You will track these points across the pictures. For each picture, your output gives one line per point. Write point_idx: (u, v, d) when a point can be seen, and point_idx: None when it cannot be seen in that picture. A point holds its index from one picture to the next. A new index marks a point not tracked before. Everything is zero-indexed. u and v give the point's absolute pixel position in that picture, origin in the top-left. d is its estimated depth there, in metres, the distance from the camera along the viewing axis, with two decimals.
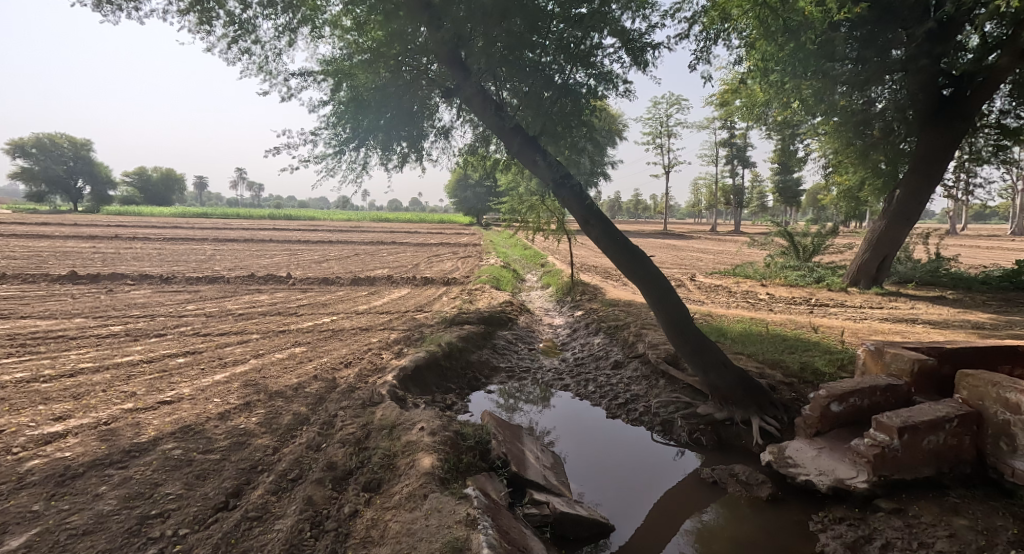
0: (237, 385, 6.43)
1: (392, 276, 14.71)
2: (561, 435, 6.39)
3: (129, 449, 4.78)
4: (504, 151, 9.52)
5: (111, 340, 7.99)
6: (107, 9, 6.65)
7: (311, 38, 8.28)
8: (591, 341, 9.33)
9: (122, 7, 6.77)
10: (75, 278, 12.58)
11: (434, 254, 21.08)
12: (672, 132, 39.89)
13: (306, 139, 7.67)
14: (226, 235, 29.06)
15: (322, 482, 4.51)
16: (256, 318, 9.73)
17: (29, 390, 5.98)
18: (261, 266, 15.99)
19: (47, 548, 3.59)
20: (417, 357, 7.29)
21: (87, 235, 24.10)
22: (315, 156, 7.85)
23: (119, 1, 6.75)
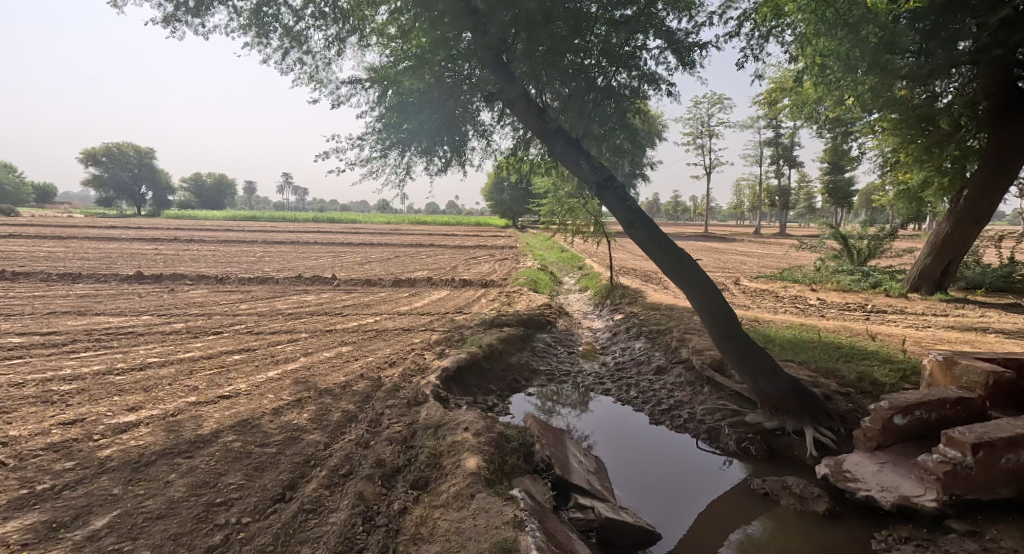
0: (289, 382, 6.69)
1: (432, 278, 14.96)
2: (604, 440, 6.34)
3: (194, 440, 5.04)
4: (543, 155, 9.55)
5: (174, 337, 8.46)
6: (176, 26, 7.07)
7: (359, 47, 8.55)
8: (632, 345, 9.21)
9: (189, 22, 7.17)
10: (141, 278, 13.34)
11: (473, 256, 21.30)
12: (714, 132, 38.86)
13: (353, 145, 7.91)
14: (274, 236, 30.32)
15: (372, 478, 4.65)
16: (305, 317, 10.11)
17: (104, 381, 6.40)
18: (309, 267, 16.55)
19: (126, 531, 3.82)
20: (459, 358, 7.40)
21: (152, 237, 25.90)
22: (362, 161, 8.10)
23: (186, 18, 7.15)
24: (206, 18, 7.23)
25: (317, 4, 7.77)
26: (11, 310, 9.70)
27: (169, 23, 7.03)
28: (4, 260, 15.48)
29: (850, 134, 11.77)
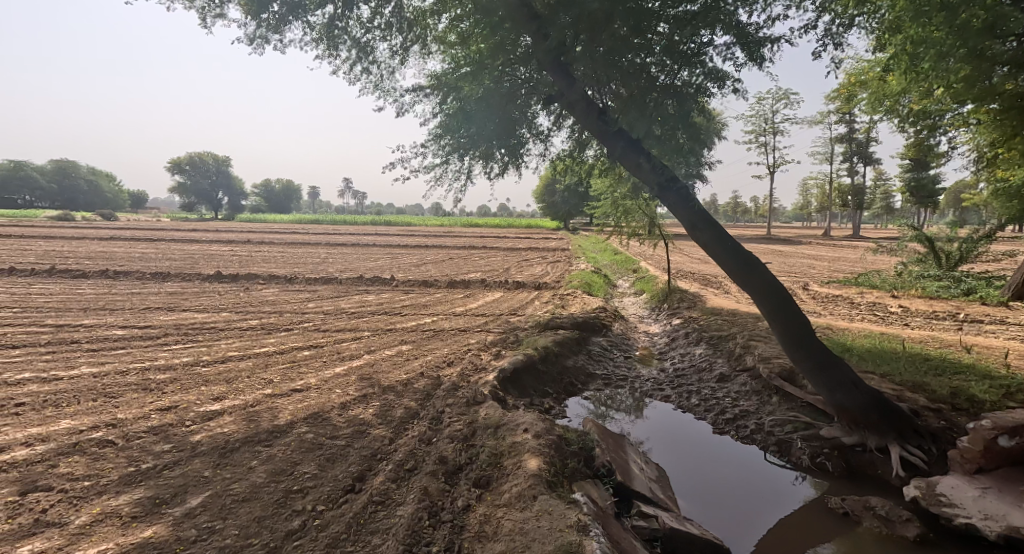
0: (353, 378, 6.95)
1: (486, 279, 15.12)
2: (664, 447, 6.16)
3: (271, 430, 5.34)
4: (601, 155, 9.45)
5: (250, 332, 9.00)
6: (257, 42, 7.53)
7: (421, 55, 8.80)
8: (692, 351, 8.92)
9: (268, 39, 7.62)
10: (220, 278, 14.27)
11: (526, 258, 21.34)
12: (780, 130, 37.03)
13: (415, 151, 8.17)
14: (337, 238, 31.79)
15: (435, 474, 4.76)
16: (367, 316, 10.47)
17: (190, 372, 6.90)
18: (369, 269, 17.15)
19: (217, 511, 4.11)
20: (515, 359, 7.42)
21: (228, 239, 27.79)
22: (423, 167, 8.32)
23: (266, 35, 7.61)
24: (283, 33, 7.66)
25: (384, 16, 8.06)
26: (111, 305, 10.65)
27: (251, 40, 7.51)
28: (105, 260, 17.03)
29: (938, 128, 10.88)
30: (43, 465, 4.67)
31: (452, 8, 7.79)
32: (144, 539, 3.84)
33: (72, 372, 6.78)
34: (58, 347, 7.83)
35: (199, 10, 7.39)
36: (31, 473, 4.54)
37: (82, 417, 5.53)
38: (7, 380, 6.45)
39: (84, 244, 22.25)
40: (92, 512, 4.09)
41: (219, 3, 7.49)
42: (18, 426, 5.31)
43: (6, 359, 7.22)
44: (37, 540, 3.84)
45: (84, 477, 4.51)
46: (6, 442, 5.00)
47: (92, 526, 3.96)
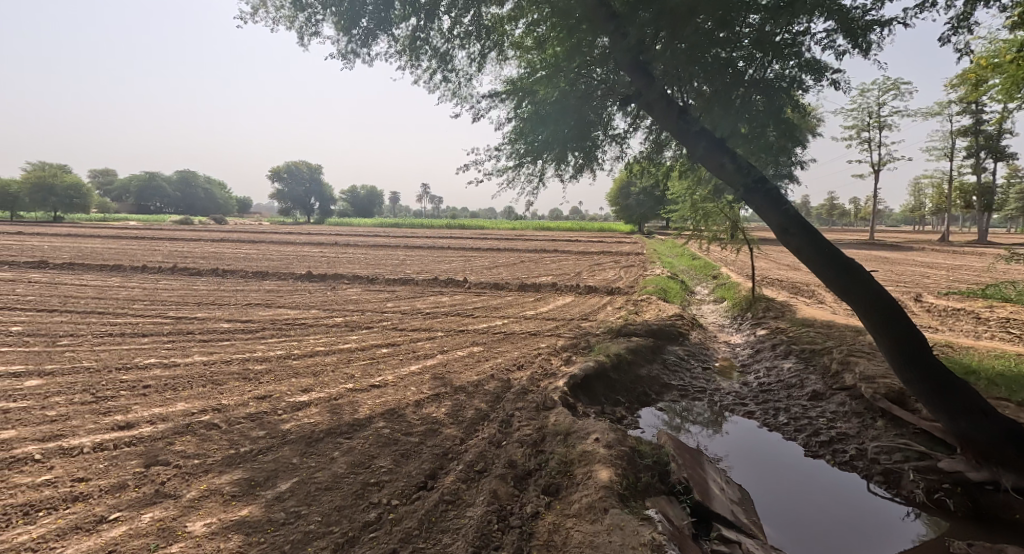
0: (427, 377, 7.09)
1: (558, 283, 14.98)
2: (747, 466, 5.75)
3: (351, 423, 5.55)
4: (680, 156, 9.06)
5: (335, 329, 9.46)
6: (347, 57, 7.92)
7: (498, 61, 8.87)
8: (781, 364, 8.28)
9: (357, 53, 7.98)
10: (310, 277, 15.19)
11: (600, 262, 20.94)
12: (886, 124, 33.86)
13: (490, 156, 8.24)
14: (415, 241, 32.99)
15: (505, 478, 4.71)
16: (441, 317, 10.68)
17: (282, 364, 7.34)
18: (445, 271, 17.57)
19: (303, 497, 4.31)
20: (586, 366, 7.23)
21: (318, 241, 29.71)
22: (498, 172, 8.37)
23: (355, 49, 7.97)
24: (370, 47, 8.00)
25: (463, 25, 8.19)
26: (218, 300, 11.64)
27: (342, 54, 7.91)
28: (213, 259, 18.71)
29: None
30: (162, 441, 5.12)
31: (529, 13, 7.76)
32: (241, 518, 4.08)
33: (185, 360, 7.45)
34: (172, 336, 8.64)
35: (296, 29, 7.89)
36: (154, 448, 4.99)
37: (193, 400, 6.03)
38: (133, 364, 7.18)
39: (197, 245, 24.62)
40: (199, 488, 4.42)
41: (314, 21, 7.97)
42: (144, 405, 5.87)
43: (133, 345, 8.06)
44: (156, 509, 4.19)
45: (194, 455, 4.90)
46: (134, 418, 5.54)
47: (200, 501, 4.27)
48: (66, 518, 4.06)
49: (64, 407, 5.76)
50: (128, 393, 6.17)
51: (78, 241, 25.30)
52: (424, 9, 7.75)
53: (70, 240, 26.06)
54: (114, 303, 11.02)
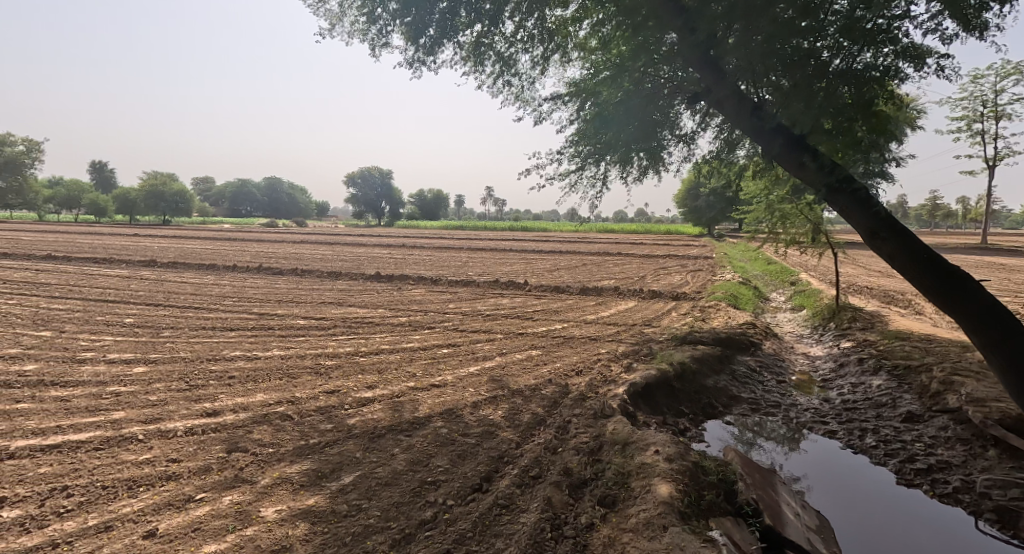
0: (486, 378, 7.04)
1: (621, 287, 14.58)
2: (826, 490, 5.23)
3: (411, 421, 5.59)
4: (754, 153, 8.52)
5: (399, 328, 9.66)
6: (415, 65, 8.06)
7: (561, 63, 8.72)
8: (868, 381, 7.54)
9: (423, 61, 8.10)
10: (378, 278, 15.70)
11: (665, 266, 20.21)
12: (999, 116, 30.48)
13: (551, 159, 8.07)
14: (479, 243, 33.48)
15: (560, 486, 4.55)
16: (501, 319, 10.66)
17: (350, 361, 7.55)
18: (506, 273, 17.59)
19: (364, 491, 4.37)
20: (648, 374, 6.91)
21: (388, 243, 30.83)
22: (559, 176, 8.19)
23: (422, 57, 8.10)
24: (436, 54, 8.09)
25: (526, 28, 8.09)
26: (295, 298, 12.25)
27: (410, 63, 8.06)
28: (291, 259, 19.79)
29: None
30: (243, 429, 5.37)
31: (593, 13, 7.54)
32: (307, 507, 4.18)
33: (265, 353, 7.85)
34: (252, 331, 9.15)
35: (368, 41, 8.13)
36: (236, 434, 5.24)
37: (267, 392, 6.30)
38: (220, 356, 7.65)
39: (278, 246, 26.26)
40: (272, 476, 4.58)
41: (384, 32, 8.17)
42: (229, 394, 6.21)
43: (219, 338, 8.60)
44: (235, 492, 4.37)
45: (269, 444, 5.09)
46: (220, 406, 5.86)
47: (272, 488, 4.42)
48: (160, 495, 4.30)
49: (163, 393, 6.19)
50: (215, 383, 6.56)
51: (177, 241, 27.75)
52: (489, 15, 7.73)
53: (171, 241, 28.75)
54: (206, 299, 11.86)
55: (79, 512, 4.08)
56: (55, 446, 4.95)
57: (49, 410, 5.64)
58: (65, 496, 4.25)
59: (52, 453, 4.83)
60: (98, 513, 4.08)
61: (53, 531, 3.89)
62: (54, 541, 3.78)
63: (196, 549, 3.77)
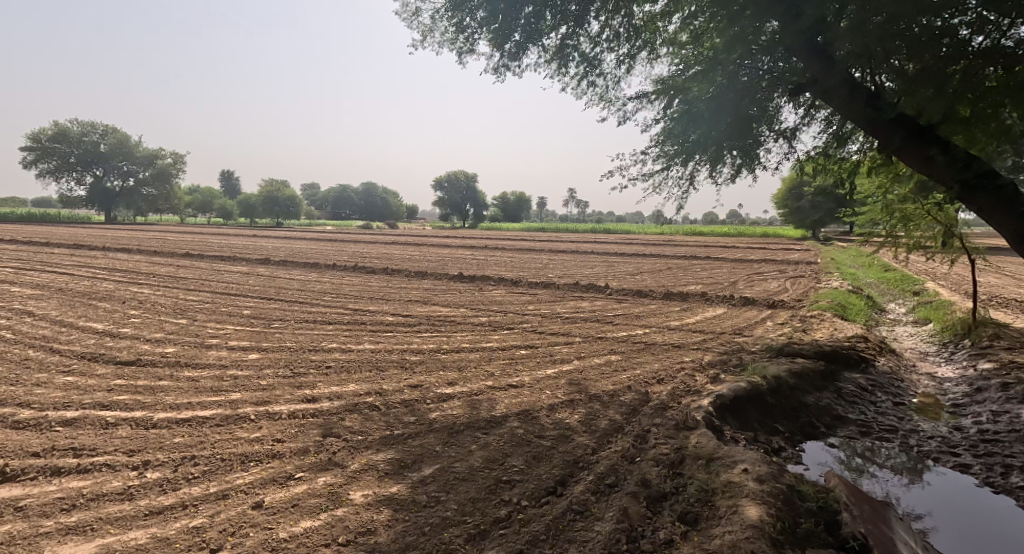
0: (563, 381, 6.90)
1: (709, 293, 13.81)
2: (953, 531, 4.55)
3: (488, 419, 5.59)
4: (869, 148, 7.70)
5: (480, 328, 9.77)
6: (500, 71, 8.10)
7: (648, 60, 8.39)
8: (1008, 411, 6.51)
9: (508, 66, 8.13)
10: (461, 278, 16.07)
11: (761, 272, 18.90)
12: None
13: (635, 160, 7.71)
14: (561, 245, 33.36)
15: (638, 497, 4.33)
16: (581, 322, 10.47)
17: (433, 357, 7.73)
18: (588, 276, 17.31)
19: (442, 484, 4.41)
20: (737, 386, 6.44)
21: (473, 244, 31.62)
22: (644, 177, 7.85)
23: (506, 61, 8.12)
24: (521, 59, 8.08)
25: (612, 26, 7.87)
26: (384, 295, 12.83)
27: (495, 69, 8.11)
28: (382, 259, 20.81)
29: None
30: (337, 416, 5.64)
31: (684, 6, 7.14)
32: (390, 494, 4.28)
33: (355, 346, 8.24)
34: (344, 325, 9.67)
35: (457, 49, 8.29)
36: (331, 421, 5.51)
37: (356, 383, 6.59)
38: (318, 347, 8.15)
39: (371, 246, 27.82)
40: (360, 462, 4.75)
41: (471, 40, 8.29)
42: (326, 383, 6.57)
43: (315, 331, 9.17)
44: (328, 474, 4.58)
45: (359, 432, 5.31)
46: (319, 393, 6.21)
47: (361, 473, 4.58)
48: (266, 471, 4.60)
49: (271, 378, 6.68)
50: (314, 371, 6.99)
51: (286, 241, 30.38)
52: (574, 16, 7.59)
53: (281, 240, 31.56)
54: (308, 294, 12.76)
55: (203, 480, 4.44)
56: (188, 420, 5.46)
57: (184, 388, 6.28)
58: (195, 464, 4.67)
59: (185, 426, 5.33)
60: (217, 482, 4.42)
61: (183, 494, 4.26)
62: (182, 503, 4.14)
63: (294, 523, 3.96)
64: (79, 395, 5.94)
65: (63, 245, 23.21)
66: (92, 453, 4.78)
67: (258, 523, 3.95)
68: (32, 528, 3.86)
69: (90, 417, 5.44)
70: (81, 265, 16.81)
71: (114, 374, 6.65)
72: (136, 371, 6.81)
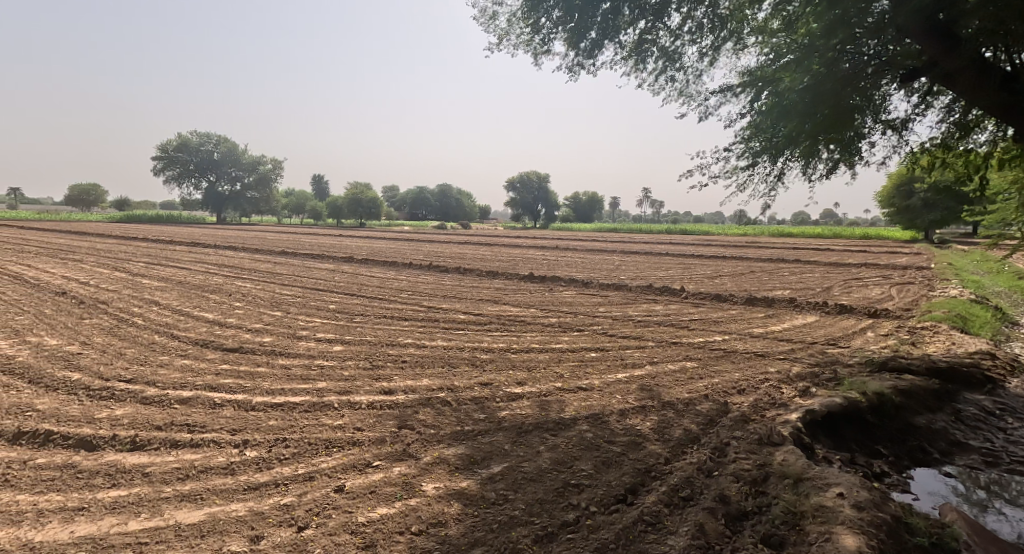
0: (635, 386, 6.65)
1: (797, 299, 12.86)
2: None
3: (557, 421, 5.48)
4: (1000, 137, 6.79)
5: (550, 329, 9.68)
6: (575, 70, 7.95)
7: (734, 52, 7.91)
8: None
9: (584, 64, 7.96)
10: (532, 278, 16.08)
11: (859, 277, 17.34)
12: None
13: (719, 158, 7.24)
14: (635, 246, 32.59)
15: (715, 513, 4.06)
16: (655, 326, 10.09)
17: (503, 357, 7.73)
18: (662, 278, 16.73)
19: (511, 482, 4.36)
20: (831, 402, 5.90)
21: (544, 244, 31.67)
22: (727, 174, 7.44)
23: (582, 59, 7.95)
24: (597, 57, 7.89)
25: (695, 17, 7.49)
26: (456, 294, 13.08)
27: (570, 68, 7.97)
28: (455, 259, 21.29)
29: None
30: (410, 409, 5.76)
31: None
32: (460, 489, 4.29)
33: (428, 343, 8.42)
34: (418, 322, 9.93)
35: (533, 50, 8.23)
36: (404, 413, 5.64)
37: (428, 378, 6.72)
38: (394, 342, 8.41)
39: (445, 246, 28.61)
40: (432, 455, 4.81)
41: (547, 40, 8.20)
42: (401, 376, 6.75)
43: (391, 326, 9.49)
44: (402, 465, 4.67)
45: (431, 425, 5.39)
46: (394, 386, 6.39)
47: (432, 466, 4.64)
48: (347, 457, 4.78)
49: (352, 370, 6.96)
50: (390, 365, 7.21)
51: (367, 240, 31.97)
52: (654, 8, 7.31)
53: (363, 240, 33.26)
54: (387, 291, 13.25)
55: (293, 461, 4.68)
56: (279, 404, 5.80)
57: (277, 374, 6.69)
58: (285, 446, 4.93)
59: (277, 410, 5.67)
60: (304, 464, 4.64)
61: (276, 473, 4.50)
62: (275, 481, 4.37)
63: (371, 509, 4.06)
64: (192, 377, 6.49)
65: (179, 243, 25.81)
66: (202, 430, 5.18)
67: (339, 506, 4.08)
68: (154, 492, 4.21)
69: (202, 397, 5.91)
70: (191, 260, 18.61)
71: (220, 359, 7.22)
72: (237, 356, 7.37)
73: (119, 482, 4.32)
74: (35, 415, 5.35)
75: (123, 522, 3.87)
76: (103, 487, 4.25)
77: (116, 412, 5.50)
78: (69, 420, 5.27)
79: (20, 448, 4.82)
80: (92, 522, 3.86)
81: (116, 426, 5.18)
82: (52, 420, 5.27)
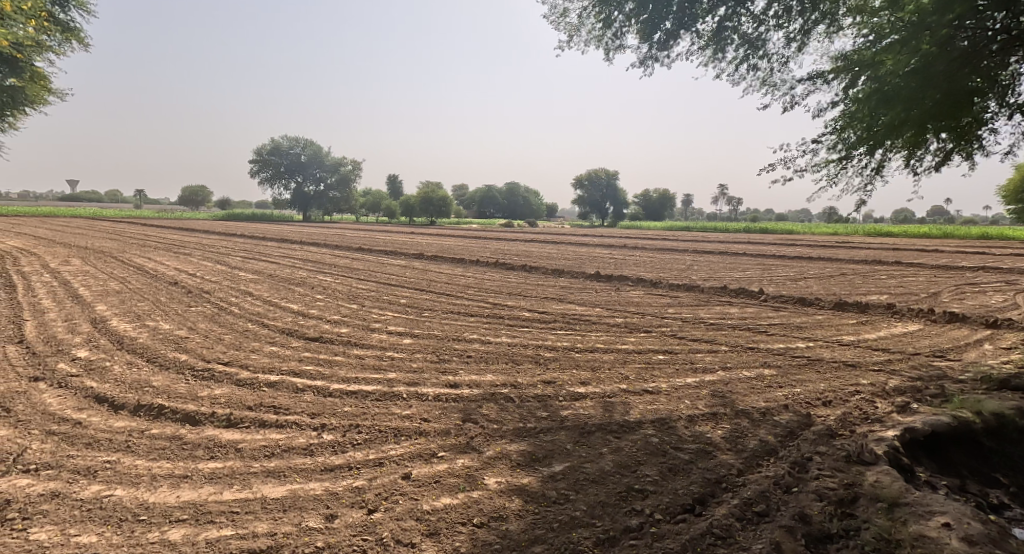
0: (705, 392, 6.27)
1: (895, 305, 11.68)
2: None
3: (622, 424, 5.26)
4: None
5: (616, 329, 9.39)
6: (648, 63, 7.63)
7: (826, 35, 7.22)
8: None
9: (657, 57, 7.61)
10: (598, 277, 15.75)
11: (972, 282, 15.52)
12: None
13: (805, 150, 7.26)
14: (709, 247, 31.08)
15: (793, 533, 3.71)
16: (730, 330, 9.53)
17: (567, 356, 7.57)
18: (737, 280, 15.84)
19: (573, 483, 4.21)
20: (937, 421, 5.24)
21: (612, 244, 30.91)
22: (814, 167, 7.34)
23: (656, 52, 7.60)
24: (672, 48, 7.51)
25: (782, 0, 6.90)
26: (522, 291, 13.04)
27: (643, 62, 7.65)
28: (522, 256, 21.28)
29: None
30: (474, 403, 5.74)
31: None
32: (522, 485, 4.19)
33: (492, 339, 8.41)
34: (482, 318, 9.95)
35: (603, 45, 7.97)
36: (468, 407, 5.63)
37: (492, 374, 6.69)
38: (460, 337, 8.46)
39: (512, 244, 28.66)
40: (495, 449, 4.75)
41: (619, 35, 7.91)
42: (465, 371, 6.76)
43: (457, 321, 9.57)
44: (466, 457, 4.64)
45: (495, 420, 5.33)
46: (458, 380, 6.40)
47: (495, 460, 4.58)
48: (414, 446, 4.82)
49: (420, 363, 7.05)
50: (456, 359, 7.25)
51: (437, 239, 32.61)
52: None
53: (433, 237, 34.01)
54: (455, 287, 13.41)
55: (365, 447, 4.78)
56: (354, 392, 5.97)
57: (351, 364, 6.92)
58: (357, 432, 5.05)
59: (352, 397, 5.84)
60: (375, 450, 4.73)
61: (349, 457, 4.62)
62: (349, 464, 4.48)
63: (436, 498, 4.05)
64: (278, 362, 6.84)
65: (269, 239, 27.64)
66: (286, 412, 5.42)
67: (406, 493, 4.11)
68: (245, 467, 4.43)
69: (287, 381, 6.20)
70: (277, 255, 19.85)
71: (303, 347, 7.57)
72: (317, 345, 7.70)
73: (217, 455, 4.60)
74: (151, 390, 5.83)
75: (218, 492, 4.10)
76: (204, 459, 4.54)
77: (216, 391, 5.88)
78: (178, 396, 5.69)
79: (140, 418, 5.24)
80: (194, 489, 4.12)
81: (216, 404, 5.53)
82: (165, 395, 5.72)
